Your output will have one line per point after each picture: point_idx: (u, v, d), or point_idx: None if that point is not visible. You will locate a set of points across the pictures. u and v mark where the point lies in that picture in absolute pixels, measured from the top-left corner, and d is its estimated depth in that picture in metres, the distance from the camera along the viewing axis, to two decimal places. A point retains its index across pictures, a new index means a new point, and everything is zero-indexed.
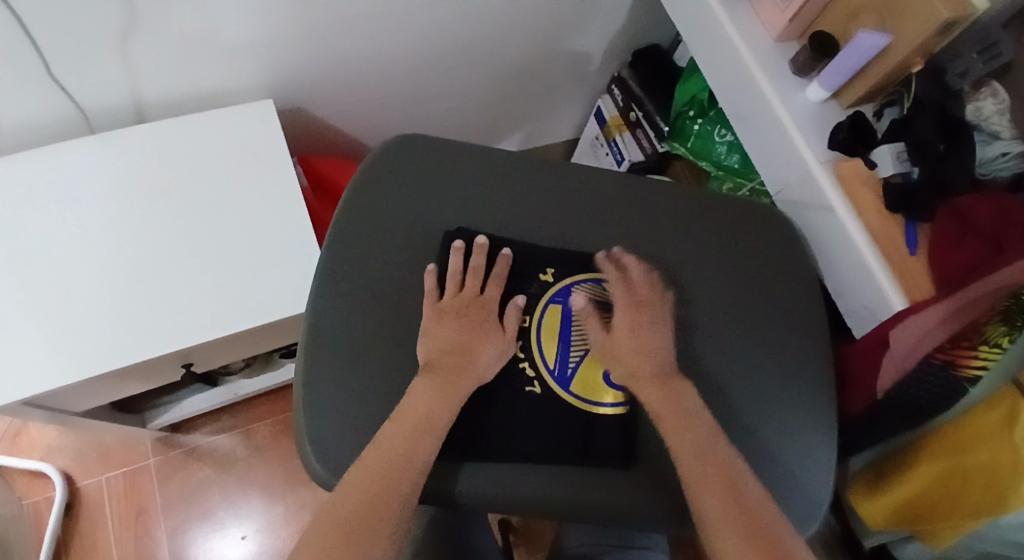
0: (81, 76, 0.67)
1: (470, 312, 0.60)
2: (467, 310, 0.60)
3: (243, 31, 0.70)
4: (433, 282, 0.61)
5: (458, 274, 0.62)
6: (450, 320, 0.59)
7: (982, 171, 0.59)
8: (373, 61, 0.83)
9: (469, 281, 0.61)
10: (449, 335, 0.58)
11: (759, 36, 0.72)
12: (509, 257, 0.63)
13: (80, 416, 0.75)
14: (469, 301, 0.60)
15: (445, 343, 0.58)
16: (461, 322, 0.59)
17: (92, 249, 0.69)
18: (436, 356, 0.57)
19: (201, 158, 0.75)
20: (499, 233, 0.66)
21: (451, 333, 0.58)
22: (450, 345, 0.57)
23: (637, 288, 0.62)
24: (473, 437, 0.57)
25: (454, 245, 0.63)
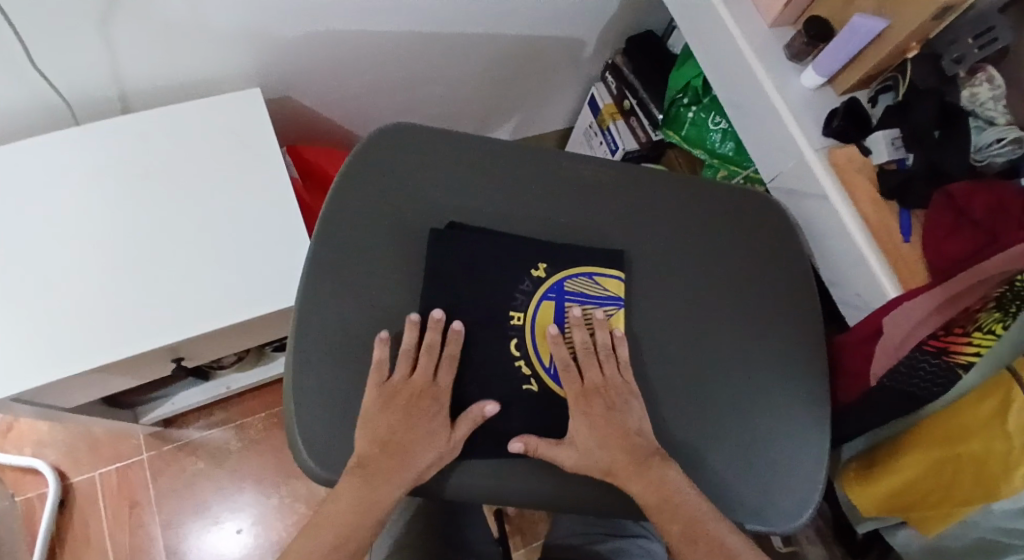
0: (63, 67, 0.66)
1: (420, 402, 0.57)
2: (412, 400, 0.56)
3: (226, 17, 0.68)
4: (384, 354, 0.57)
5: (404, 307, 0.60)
6: (388, 406, 0.56)
7: (978, 158, 0.60)
8: (360, 47, 0.81)
9: (422, 362, 0.58)
10: (386, 425, 0.55)
11: (753, 21, 0.71)
12: (460, 334, 0.59)
13: (69, 411, 0.75)
14: (419, 387, 0.57)
15: (380, 434, 0.54)
16: (406, 412, 0.56)
17: (78, 244, 0.68)
18: (370, 452, 0.54)
19: (187, 148, 0.74)
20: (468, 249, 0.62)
21: (390, 420, 0.55)
22: (385, 437, 0.54)
23: (602, 363, 0.60)
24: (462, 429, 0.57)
25: (410, 318, 0.58)
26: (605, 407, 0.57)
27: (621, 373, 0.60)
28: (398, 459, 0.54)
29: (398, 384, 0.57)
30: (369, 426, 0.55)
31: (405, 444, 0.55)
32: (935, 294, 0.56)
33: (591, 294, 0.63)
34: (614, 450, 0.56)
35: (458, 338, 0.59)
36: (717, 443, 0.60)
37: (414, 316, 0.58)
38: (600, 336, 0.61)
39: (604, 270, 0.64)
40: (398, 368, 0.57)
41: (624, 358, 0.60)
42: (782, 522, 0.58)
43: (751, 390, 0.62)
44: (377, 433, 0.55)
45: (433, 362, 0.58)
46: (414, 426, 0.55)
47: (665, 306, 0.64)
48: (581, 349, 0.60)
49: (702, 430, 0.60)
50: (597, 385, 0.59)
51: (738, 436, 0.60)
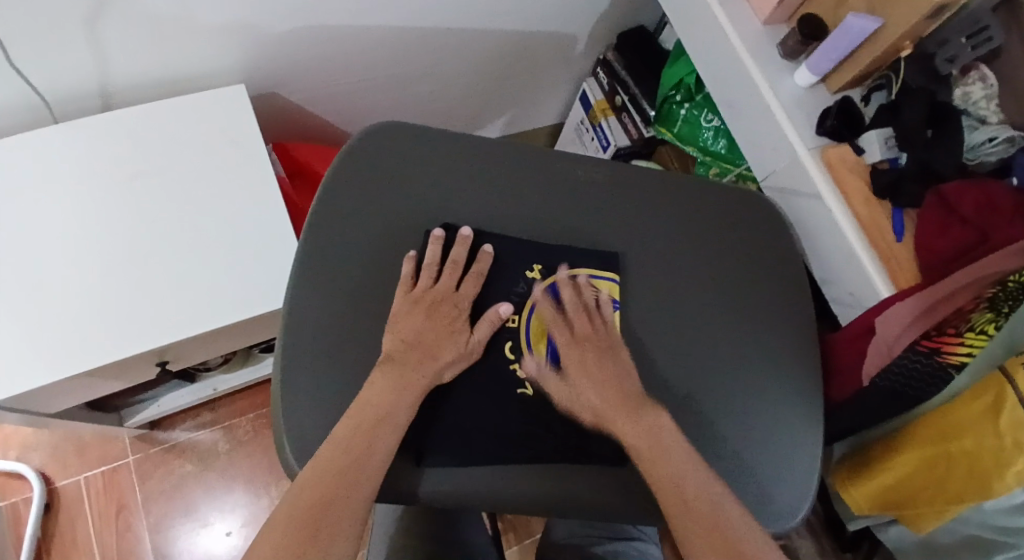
0: (41, 64, 0.64)
1: (442, 307, 0.59)
2: (437, 304, 0.59)
3: (211, 13, 0.67)
4: (411, 268, 0.60)
5: (434, 260, 0.60)
6: (417, 308, 0.58)
7: (969, 156, 0.60)
8: (348, 43, 0.79)
9: (446, 274, 0.60)
10: (413, 326, 0.57)
11: (746, 19, 0.70)
12: (489, 257, 0.61)
13: (53, 417, 0.73)
14: (443, 294, 0.59)
15: (406, 335, 0.57)
16: (430, 317, 0.58)
17: (60, 247, 0.66)
18: (397, 347, 0.56)
19: (171, 147, 0.72)
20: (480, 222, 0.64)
21: (413, 326, 0.57)
22: (412, 338, 0.57)
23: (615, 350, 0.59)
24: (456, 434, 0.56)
25: (435, 234, 0.61)
26: (594, 355, 0.58)
27: (607, 326, 0.61)
28: (425, 357, 0.56)
29: (423, 290, 0.59)
30: (396, 329, 0.57)
31: (433, 347, 0.57)
32: (925, 295, 0.57)
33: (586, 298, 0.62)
34: (608, 396, 0.56)
35: (487, 259, 0.61)
36: (713, 445, 0.60)
37: (412, 251, 0.61)
38: (585, 296, 0.62)
39: (599, 273, 0.63)
40: (423, 277, 0.59)
41: (609, 319, 0.61)
42: (777, 523, 0.58)
43: (745, 391, 0.62)
44: (405, 333, 0.57)
45: (458, 274, 0.61)
46: (440, 329, 0.58)
47: (659, 307, 0.64)
48: (569, 309, 0.61)
49: (697, 433, 0.60)
50: (586, 334, 0.60)
51: (733, 439, 0.60)
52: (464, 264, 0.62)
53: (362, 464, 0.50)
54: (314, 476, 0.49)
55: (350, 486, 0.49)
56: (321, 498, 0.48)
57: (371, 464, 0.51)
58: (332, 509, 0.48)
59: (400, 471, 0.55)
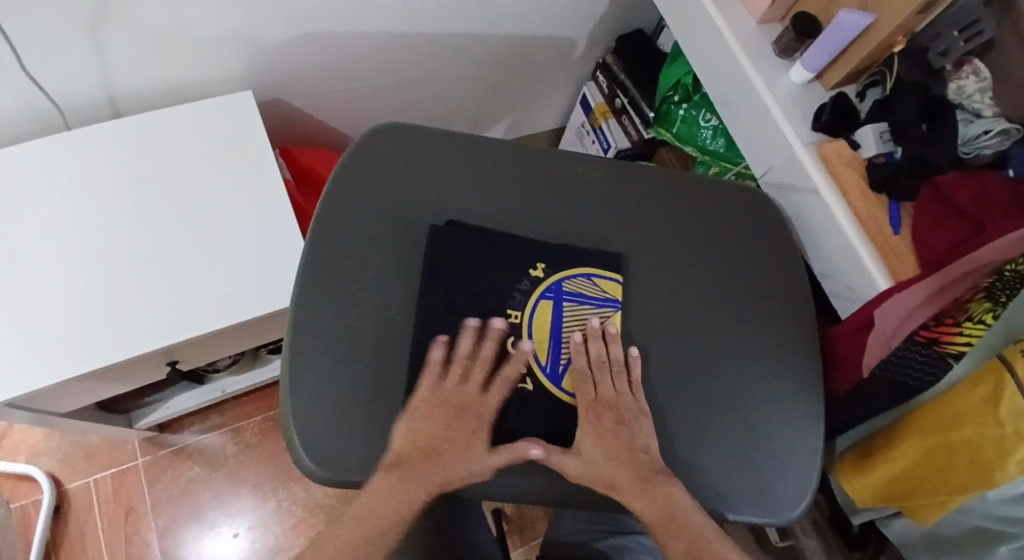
0: (53, 70, 0.66)
1: (466, 413, 0.58)
2: (460, 409, 0.57)
3: (217, 20, 0.69)
4: (439, 357, 0.58)
5: (465, 359, 0.59)
6: (438, 410, 0.57)
7: (964, 149, 0.61)
8: (351, 48, 0.81)
9: (476, 373, 0.59)
10: (430, 428, 0.56)
11: (741, 17, 0.72)
12: (526, 359, 0.60)
13: (62, 418, 0.74)
14: (471, 395, 0.58)
15: (422, 437, 0.56)
16: (450, 424, 0.57)
17: (72, 249, 0.68)
18: (408, 450, 0.55)
19: (179, 151, 0.74)
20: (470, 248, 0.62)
21: (432, 431, 0.56)
22: (431, 446, 0.56)
23: (615, 379, 0.60)
24: (444, 480, 0.56)
25: (469, 324, 0.60)
26: (614, 422, 0.58)
27: (632, 391, 0.60)
28: (433, 462, 0.56)
29: (450, 390, 0.58)
30: (416, 429, 0.56)
31: (446, 453, 0.56)
32: (929, 282, 0.58)
33: (590, 295, 0.63)
34: (616, 462, 0.57)
35: (523, 362, 0.60)
36: (713, 436, 0.60)
37: (443, 335, 0.59)
38: (614, 350, 0.61)
39: (601, 272, 0.64)
40: (451, 372, 0.58)
41: (636, 379, 0.60)
42: (779, 514, 0.58)
43: (744, 384, 0.63)
44: (418, 435, 0.56)
45: (486, 374, 0.59)
46: (458, 434, 0.57)
47: (659, 301, 0.65)
48: (595, 363, 0.60)
49: (697, 425, 0.60)
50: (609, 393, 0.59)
51: (735, 431, 0.60)
52: (495, 361, 0.60)
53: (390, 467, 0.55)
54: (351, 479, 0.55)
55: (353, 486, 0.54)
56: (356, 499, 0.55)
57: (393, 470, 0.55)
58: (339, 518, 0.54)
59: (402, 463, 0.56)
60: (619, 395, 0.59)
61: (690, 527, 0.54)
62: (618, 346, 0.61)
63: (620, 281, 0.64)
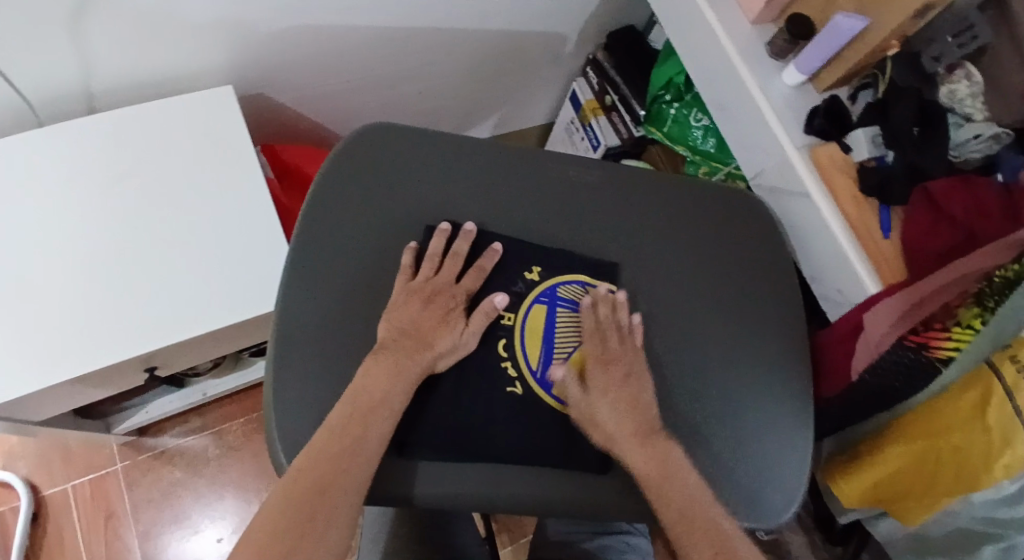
0: (22, 64, 0.62)
1: (440, 298, 0.59)
2: (435, 295, 0.59)
3: (197, 12, 0.66)
4: (412, 258, 0.60)
5: (436, 257, 0.60)
6: (415, 298, 0.58)
7: (954, 154, 0.62)
8: (337, 42, 0.78)
9: (446, 266, 0.60)
10: (411, 315, 0.57)
11: (736, 18, 0.71)
12: (497, 254, 0.62)
13: (37, 425, 0.72)
14: (442, 285, 0.60)
15: (402, 322, 0.57)
16: (428, 306, 0.58)
17: (46, 252, 0.65)
18: (391, 334, 0.56)
19: (157, 149, 0.71)
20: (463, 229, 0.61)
21: (411, 315, 0.57)
22: (407, 326, 0.57)
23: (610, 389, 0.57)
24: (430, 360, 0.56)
25: (440, 227, 0.62)
26: (622, 375, 0.57)
27: (636, 351, 0.60)
28: (419, 344, 0.56)
29: (422, 282, 0.59)
30: (393, 317, 0.57)
31: (427, 332, 0.57)
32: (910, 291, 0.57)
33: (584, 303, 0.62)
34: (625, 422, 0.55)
35: (495, 256, 0.62)
36: (708, 444, 0.60)
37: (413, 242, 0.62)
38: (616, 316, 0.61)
39: (595, 280, 0.63)
40: (424, 268, 0.60)
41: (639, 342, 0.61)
42: (770, 518, 0.59)
43: (738, 390, 0.63)
44: (399, 320, 0.57)
45: (459, 267, 0.61)
46: (437, 319, 0.58)
47: (653, 307, 0.64)
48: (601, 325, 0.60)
49: (692, 432, 0.60)
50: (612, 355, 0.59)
51: (729, 438, 0.60)
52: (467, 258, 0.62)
53: (357, 452, 0.50)
54: (325, 455, 0.49)
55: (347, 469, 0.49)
56: (316, 487, 0.47)
57: (360, 460, 0.50)
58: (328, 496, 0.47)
59: (395, 475, 0.55)
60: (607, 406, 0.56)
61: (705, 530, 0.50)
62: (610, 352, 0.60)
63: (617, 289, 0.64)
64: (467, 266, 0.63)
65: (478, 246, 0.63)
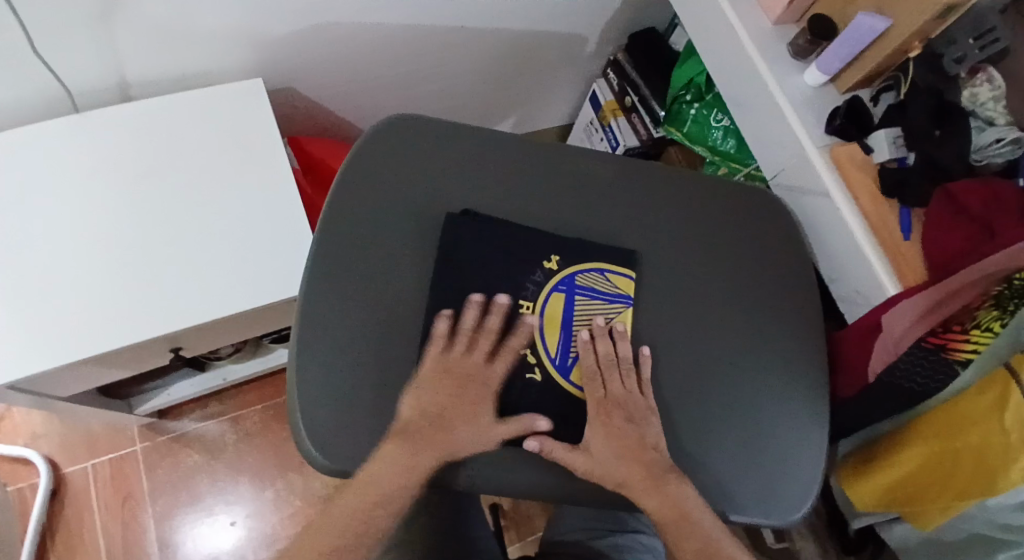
0: (63, 53, 0.65)
1: (469, 381, 0.58)
2: (463, 376, 0.58)
3: (230, 7, 0.68)
4: (446, 333, 0.59)
5: (469, 336, 0.59)
6: (443, 378, 0.57)
7: (975, 157, 0.61)
8: (364, 38, 0.80)
9: (479, 345, 0.59)
10: (434, 400, 0.57)
11: (757, 19, 0.71)
12: (531, 326, 0.60)
13: (62, 403, 0.74)
14: (472, 366, 0.58)
15: (428, 408, 0.57)
16: (454, 390, 0.57)
17: (78, 233, 0.67)
18: (413, 418, 0.56)
19: (187, 136, 0.73)
20: (480, 245, 0.62)
21: (436, 398, 0.57)
22: (429, 411, 0.56)
23: (624, 377, 0.59)
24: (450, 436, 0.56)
25: (476, 298, 0.60)
26: (624, 420, 0.58)
27: (640, 390, 0.60)
28: (438, 434, 0.56)
29: (451, 358, 0.58)
30: (420, 398, 0.57)
31: (450, 421, 0.57)
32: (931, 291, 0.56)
33: (603, 290, 0.63)
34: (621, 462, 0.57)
35: (529, 332, 0.60)
36: (720, 436, 0.60)
37: (447, 312, 0.59)
38: (622, 349, 0.60)
39: (614, 268, 0.64)
40: (457, 344, 0.59)
41: (645, 377, 0.60)
42: (783, 515, 0.58)
43: (751, 386, 0.62)
44: (423, 404, 0.57)
45: (494, 344, 0.59)
46: (462, 404, 0.57)
47: (669, 300, 0.65)
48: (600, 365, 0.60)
49: (704, 426, 0.60)
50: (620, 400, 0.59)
51: (742, 431, 0.60)
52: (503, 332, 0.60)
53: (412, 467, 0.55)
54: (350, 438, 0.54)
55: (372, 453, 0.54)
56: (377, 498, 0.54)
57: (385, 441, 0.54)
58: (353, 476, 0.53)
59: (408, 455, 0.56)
60: (625, 394, 0.59)
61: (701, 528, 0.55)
62: (628, 344, 0.61)
63: (633, 277, 0.64)
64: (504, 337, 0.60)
65: (512, 316, 0.60)
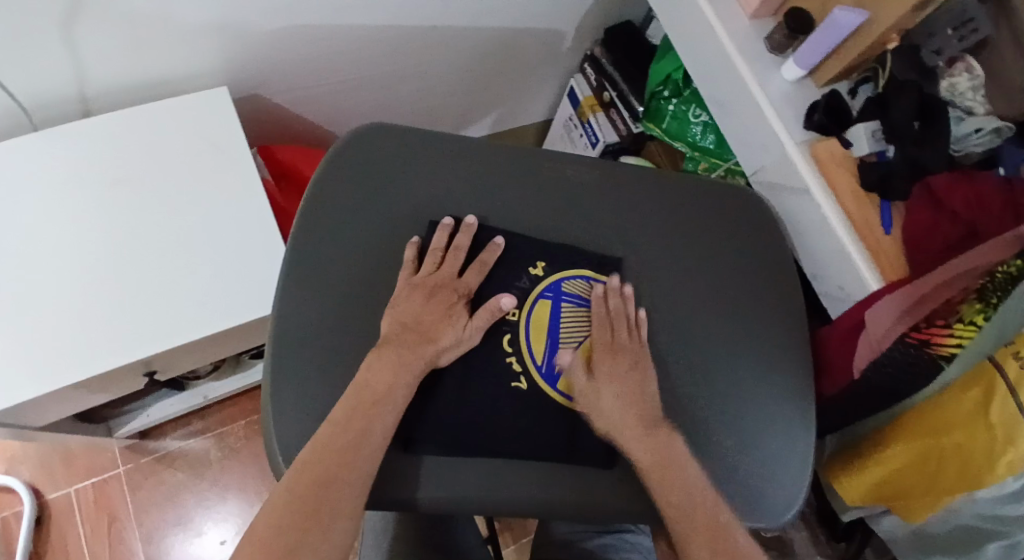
0: (13, 69, 0.62)
1: (442, 292, 0.59)
2: (437, 289, 0.59)
3: (189, 15, 0.65)
4: (415, 253, 0.60)
5: (439, 250, 0.60)
6: (418, 291, 0.58)
7: (956, 148, 0.61)
8: (334, 41, 0.78)
9: (448, 260, 0.60)
10: (413, 308, 0.57)
11: (733, 13, 0.70)
12: (499, 248, 0.62)
13: (37, 432, 0.71)
14: (445, 279, 0.60)
15: (405, 315, 0.57)
16: (429, 299, 0.58)
17: (42, 259, 0.65)
18: (394, 329, 0.56)
19: (151, 152, 0.71)
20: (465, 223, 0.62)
21: (415, 306, 0.57)
22: (408, 320, 0.57)
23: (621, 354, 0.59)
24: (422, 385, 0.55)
25: (442, 222, 0.62)
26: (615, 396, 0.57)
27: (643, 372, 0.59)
28: (421, 337, 0.56)
29: (425, 275, 0.59)
30: (396, 308, 0.57)
31: (429, 328, 0.57)
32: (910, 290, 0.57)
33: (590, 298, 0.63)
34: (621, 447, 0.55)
35: (497, 250, 0.62)
36: (708, 441, 0.60)
37: (417, 237, 0.61)
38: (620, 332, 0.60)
39: (602, 275, 0.63)
40: (427, 262, 0.60)
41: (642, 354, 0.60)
42: (775, 516, 0.58)
43: (738, 389, 0.62)
44: (402, 315, 0.57)
45: (461, 261, 0.61)
46: (439, 308, 0.58)
47: (653, 305, 0.64)
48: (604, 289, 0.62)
49: (693, 431, 0.60)
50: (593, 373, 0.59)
51: (730, 435, 0.60)
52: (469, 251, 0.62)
53: (360, 446, 0.50)
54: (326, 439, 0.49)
55: (348, 462, 0.49)
56: (318, 481, 0.48)
57: (365, 453, 0.50)
58: (326, 486, 0.47)
59: (394, 477, 0.54)
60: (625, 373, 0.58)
61: None
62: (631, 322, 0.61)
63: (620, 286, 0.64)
64: (468, 260, 0.62)
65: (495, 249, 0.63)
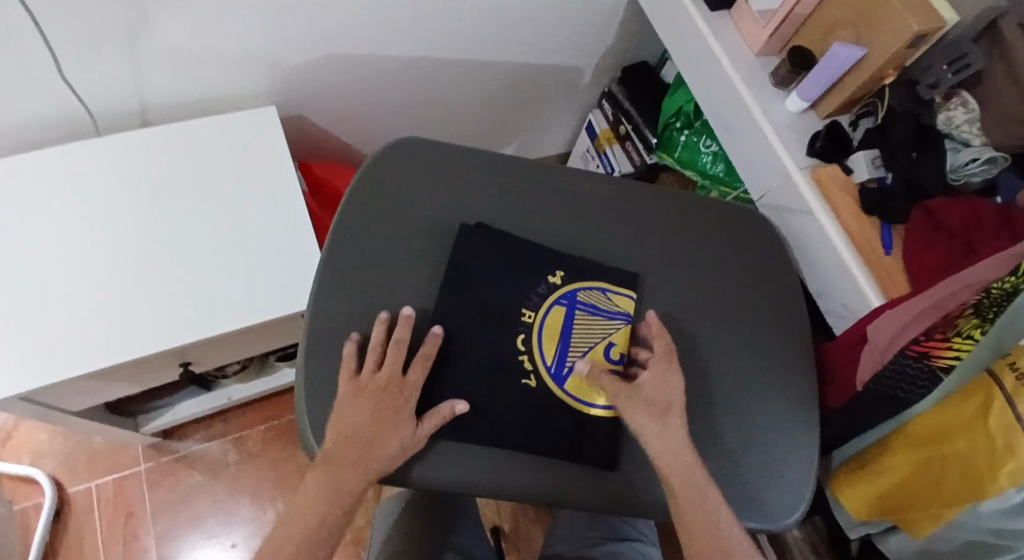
0: (88, 77, 0.69)
1: (386, 396, 0.57)
2: (382, 393, 0.57)
3: (245, 35, 0.72)
4: (353, 350, 0.59)
5: (378, 347, 0.59)
6: (362, 397, 0.57)
7: (953, 176, 0.65)
8: (372, 67, 0.85)
9: (389, 356, 0.58)
10: (354, 418, 0.56)
11: (741, 50, 0.76)
12: (438, 337, 0.60)
13: (71, 416, 0.75)
14: (390, 380, 0.58)
15: (345, 426, 0.55)
16: (375, 403, 0.56)
17: (94, 248, 0.70)
18: (335, 446, 0.55)
19: (200, 158, 0.77)
20: (488, 255, 0.65)
21: (359, 417, 0.56)
22: (351, 432, 0.55)
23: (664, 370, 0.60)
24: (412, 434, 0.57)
25: (380, 317, 0.60)
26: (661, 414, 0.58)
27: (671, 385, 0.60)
28: (371, 446, 0.55)
29: (366, 378, 0.57)
30: (340, 420, 0.56)
31: (376, 436, 0.55)
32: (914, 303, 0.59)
33: (603, 307, 0.65)
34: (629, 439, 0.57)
35: (436, 341, 0.59)
36: (715, 441, 0.62)
37: (354, 334, 0.60)
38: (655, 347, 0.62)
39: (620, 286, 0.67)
40: (367, 361, 0.58)
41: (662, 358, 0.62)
42: (778, 520, 0.60)
43: (744, 394, 0.64)
44: (345, 426, 0.56)
45: (404, 355, 0.59)
46: (383, 420, 0.56)
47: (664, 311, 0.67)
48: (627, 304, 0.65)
49: (699, 431, 0.62)
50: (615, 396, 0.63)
51: (735, 436, 0.62)
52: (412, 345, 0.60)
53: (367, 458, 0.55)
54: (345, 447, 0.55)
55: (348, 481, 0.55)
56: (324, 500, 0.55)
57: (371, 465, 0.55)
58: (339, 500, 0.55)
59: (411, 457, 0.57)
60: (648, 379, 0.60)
61: (695, 527, 0.54)
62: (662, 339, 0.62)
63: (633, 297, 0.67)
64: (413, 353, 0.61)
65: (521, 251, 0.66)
